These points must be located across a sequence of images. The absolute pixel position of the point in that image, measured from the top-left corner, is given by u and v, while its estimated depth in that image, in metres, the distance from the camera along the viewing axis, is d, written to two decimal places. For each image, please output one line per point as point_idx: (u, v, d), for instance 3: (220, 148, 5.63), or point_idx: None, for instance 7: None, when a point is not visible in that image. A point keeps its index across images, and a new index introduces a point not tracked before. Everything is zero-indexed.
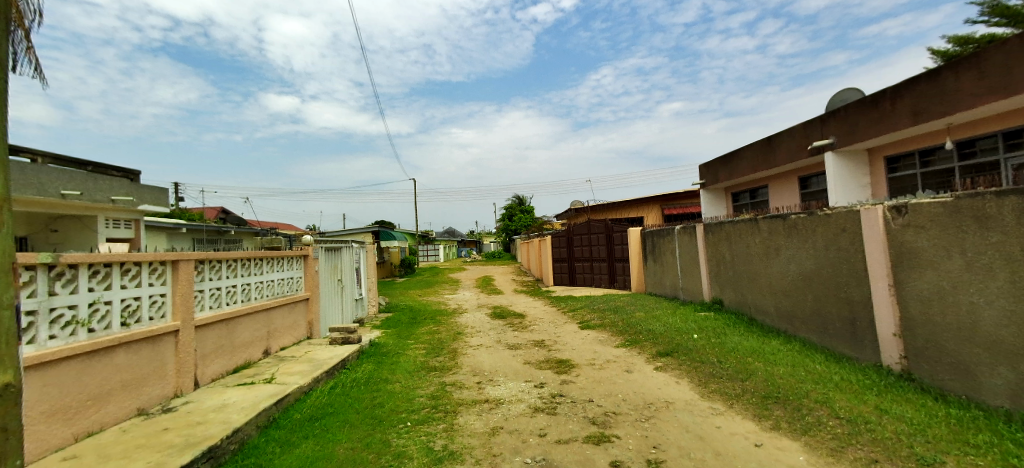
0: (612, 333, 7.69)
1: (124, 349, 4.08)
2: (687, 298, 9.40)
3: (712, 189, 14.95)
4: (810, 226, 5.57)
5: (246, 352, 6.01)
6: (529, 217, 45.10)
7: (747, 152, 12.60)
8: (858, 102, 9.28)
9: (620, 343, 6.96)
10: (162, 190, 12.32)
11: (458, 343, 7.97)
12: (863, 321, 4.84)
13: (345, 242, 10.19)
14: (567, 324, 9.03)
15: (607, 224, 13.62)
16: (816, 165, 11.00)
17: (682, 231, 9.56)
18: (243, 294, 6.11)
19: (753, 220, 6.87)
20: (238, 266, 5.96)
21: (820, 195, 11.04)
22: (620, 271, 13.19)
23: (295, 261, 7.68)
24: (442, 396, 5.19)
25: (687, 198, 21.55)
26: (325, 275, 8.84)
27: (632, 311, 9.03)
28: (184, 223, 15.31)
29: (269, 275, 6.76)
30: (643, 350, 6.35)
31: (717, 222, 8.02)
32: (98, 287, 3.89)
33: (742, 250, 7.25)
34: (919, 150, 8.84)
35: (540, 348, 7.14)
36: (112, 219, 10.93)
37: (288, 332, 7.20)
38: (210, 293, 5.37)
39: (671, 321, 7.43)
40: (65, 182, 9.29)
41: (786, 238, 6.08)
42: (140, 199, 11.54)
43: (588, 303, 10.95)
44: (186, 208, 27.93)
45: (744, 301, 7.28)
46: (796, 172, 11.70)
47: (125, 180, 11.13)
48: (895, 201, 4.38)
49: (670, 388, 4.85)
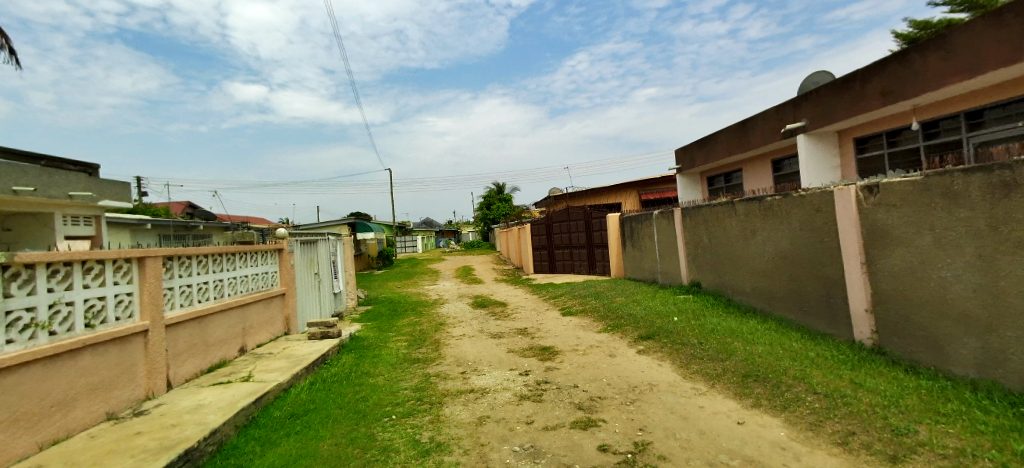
0: (594, 318, 7.73)
1: (90, 351, 3.88)
2: (666, 282, 9.50)
3: (688, 174, 15.03)
4: (786, 207, 5.61)
5: (221, 349, 5.82)
6: (507, 206, 44.97)
7: (721, 137, 12.75)
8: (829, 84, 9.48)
9: (602, 328, 7.01)
10: (124, 184, 11.67)
11: (441, 334, 7.90)
12: (837, 298, 4.96)
13: (321, 235, 9.93)
14: (549, 311, 9.04)
15: (586, 210, 13.67)
16: (789, 148, 11.22)
17: (660, 215, 9.64)
18: (216, 291, 5.91)
19: (729, 203, 6.88)
20: (209, 262, 5.75)
21: (792, 178, 11.27)
22: (600, 257, 13.29)
23: (269, 255, 7.45)
24: (426, 387, 5.13)
25: (665, 183, 21.78)
26: (301, 269, 8.61)
27: (612, 296, 9.10)
28: (149, 219, 14.70)
29: (242, 270, 6.54)
30: (625, 335, 6.41)
31: (695, 206, 8.04)
32: (58, 288, 3.69)
33: (719, 232, 7.28)
34: (887, 131, 9.10)
35: (523, 336, 7.14)
36: (70, 216, 10.35)
37: (263, 328, 6.99)
38: (180, 290, 5.17)
39: (651, 305, 7.53)
40: (19, 178, 8.68)
41: (762, 220, 6.11)
42: (101, 194, 10.95)
43: (569, 290, 10.97)
44: (151, 204, 26.99)
45: (722, 282, 7.33)
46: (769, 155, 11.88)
47: (83, 175, 10.46)
48: (868, 181, 4.46)
49: (654, 370, 4.91)
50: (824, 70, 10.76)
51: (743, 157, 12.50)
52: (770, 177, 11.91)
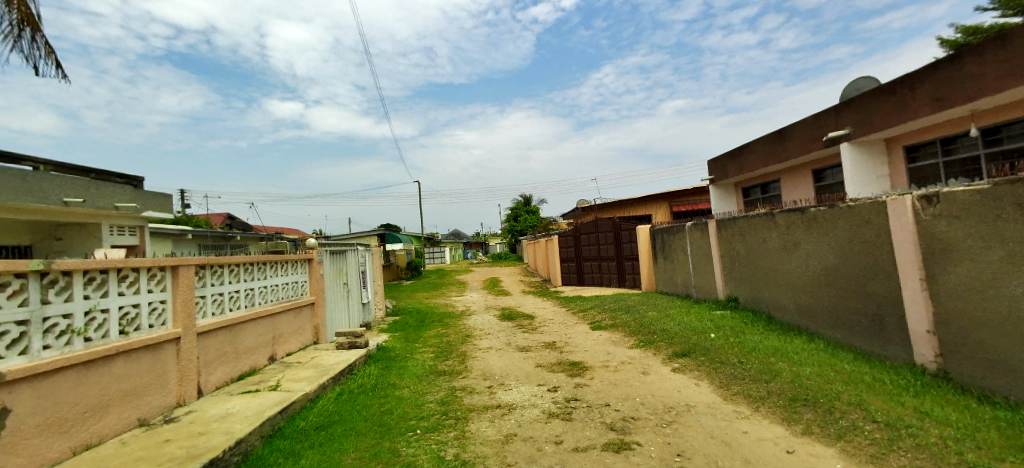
0: (625, 333, 7.47)
1: (123, 358, 3.93)
2: (700, 296, 9.14)
3: (721, 185, 14.53)
4: (832, 219, 5.26)
5: (251, 358, 5.87)
6: (534, 218, 44.88)
7: (757, 147, 12.32)
8: (874, 90, 9.00)
9: (633, 344, 6.75)
10: (167, 196, 12.16)
11: (467, 346, 7.79)
12: (891, 317, 4.56)
13: (350, 245, 10.04)
14: (578, 325, 8.82)
15: (616, 222, 13.41)
16: (830, 157, 10.69)
17: (693, 227, 9.32)
18: (246, 300, 5.98)
19: (768, 214, 6.55)
20: (240, 271, 5.84)
21: (835, 188, 10.75)
22: (630, 270, 12.97)
23: (299, 265, 7.54)
24: (452, 401, 5.01)
25: (696, 194, 21.23)
26: (330, 279, 8.69)
27: (644, 310, 8.80)
28: (189, 229, 15.26)
29: (273, 279, 6.63)
30: (658, 351, 6.14)
31: (730, 218, 7.72)
32: (94, 295, 3.76)
33: (757, 245, 6.91)
34: (942, 138, 8.54)
35: (551, 350, 6.95)
36: (116, 226, 10.82)
37: (293, 337, 7.04)
38: (212, 299, 5.24)
39: (686, 320, 7.22)
40: (67, 190, 9.18)
41: (805, 232, 5.75)
42: (144, 206, 11.44)
43: (598, 303, 10.70)
44: (192, 215, 28.13)
45: (760, 298, 6.95)
46: (808, 165, 11.36)
47: (129, 187, 10.96)
48: (925, 190, 4.11)
49: (690, 390, 4.65)
50: (867, 77, 10.28)
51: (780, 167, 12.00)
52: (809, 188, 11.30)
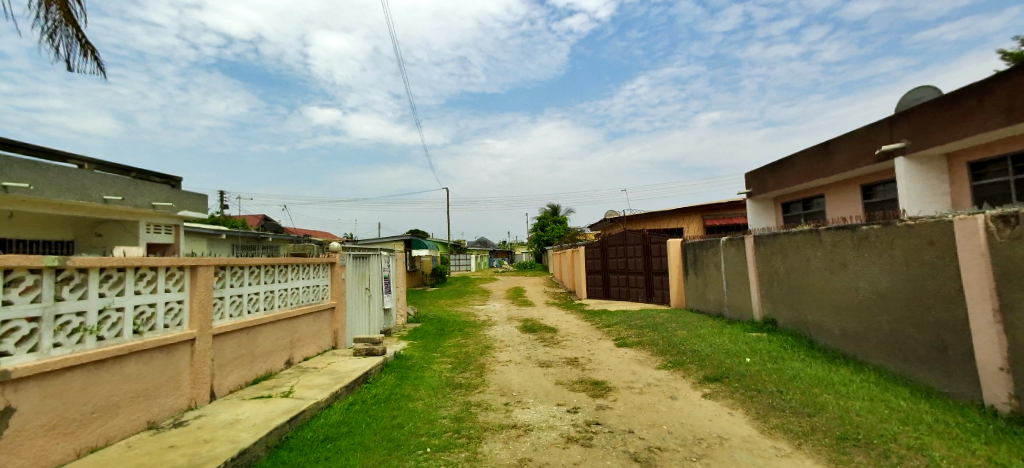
0: (652, 352, 7.08)
1: (135, 358, 3.88)
2: (734, 316, 8.64)
3: (759, 199, 13.66)
4: (888, 238, 4.78)
5: (268, 361, 5.80)
6: (561, 228, 44.50)
7: (799, 160, 11.61)
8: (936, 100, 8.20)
9: (661, 364, 6.37)
10: (202, 196, 12.47)
11: (486, 358, 7.56)
12: (954, 350, 4.04)
13: (374, 250, 10.01)
14: (602, 341, 8.46)
15: (645, 234, 12.98)
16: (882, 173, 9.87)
17: (728, 242, 8.85)
18: (266, 302, 5.94)
19: (813, 232, 6.07)
20: (261, 273, 5.81)
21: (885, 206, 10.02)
22: (658, 284, 12.49)
23: (321, 269, 7.51)
24: (465, 418, 4.78)
25: (731, 209, 20.47)
26: (352, 283, 8.64)
27: (672, 328, 8.38)
28: (223, 230, 15.65)
29: (294, 282, 6.59)
30: (687, 374, 5.75)
31: (769, 234, 7.25)
32: (110, 293, 3.73)
33: (800, 264, 6.42)
34: (1013, 155, 7.62)
35: (573, 366, 6.64)
36: (153, 224, 11.14)
37: (311, 342, 6.97)
38: (231, 300, 5.20)
39: (718, 341, 6.78)
40: (108, 188, 9.49)
41: (855, 251, 5.27)
42: (180, 205, 11.77)
43: (624, 318, 10.30)
44: (229, 216, 29.09)
45: (802, 321, 6.43)
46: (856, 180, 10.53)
47: (166, 187, 11.29)
48: (1001, 209, 3.61)
49: (722, 420, 4.27)
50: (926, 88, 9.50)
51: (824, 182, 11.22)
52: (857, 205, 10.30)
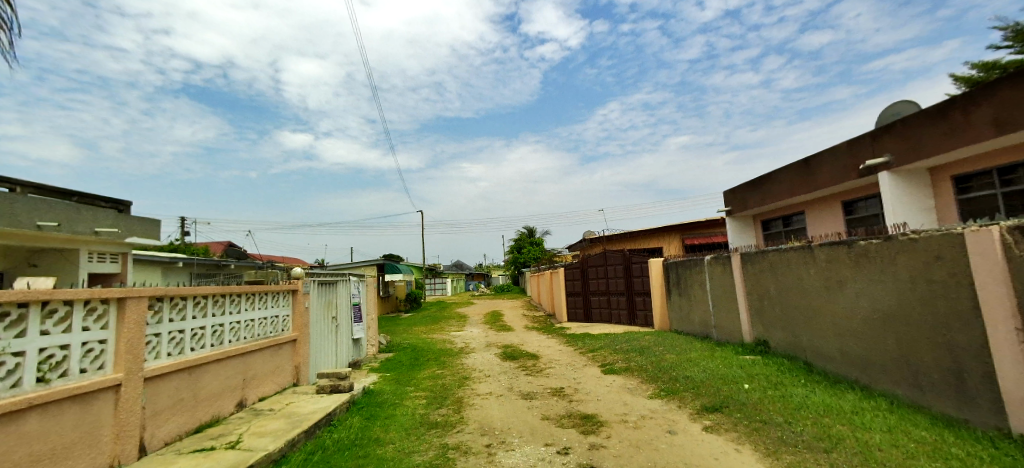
0: (642, 379, 6.65)
1: (38, 412, 3.20)
2: (722, 338, 8.31)
3: (738, 217, 13.32)
4: (889, 253, 4.53)
5: (215, 405, 5.09)
6: (538, 250, 44.17)
7: (780, 177, 11.05)
8: (920, 113, 7.91)
9: (653, 393, 5.93)
10: (154, 221, 11.55)
11: (464, 391, 6.97)
12: (974, 374, 3.74)
13: (342, 275, 9.35)
14: (588, 367, 7.99)
15: (626, 254, 12.71)
16: (866, 188, 9.31)
17: (713, 260, 8.59)
18: (214, 337, 5.26)
19: (806, 248, 5.83)
20: (208, 304, 5.15)
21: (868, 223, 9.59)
22: (641, 305, 12.16)
23: (281, 297, 6.84)
24: (442, 466, 4.19)
25: (709, 227, 20.52)
26: (317, 313, 7.95)
27: (660, 351, 7.98)
28: (180, 257, 14.63)
29: (248, 313, 5.92)
30: (683, 404, 5.32)
31: (758, 251, 7.00)
32: (6, 334, 3.07)
33: (793, 282, 6.15)
34: (999, 168, 7.39)
35: (559, 398, 6.14)
36: (96, 252, 10.17)
37: (268, 380, 6.26)
38: (169, 337, 4.53)
39: (711, 366, 6.40)
40: (44, 213, 8.58)
41: (854, 268, 5.00)
42: (129, 231, 10.84)
43: (609, 342, 9.86)
44: (190, 243, 27.65)
45: (797, 342, 6.12)
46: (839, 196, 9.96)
47: (113, 211, 10.39)
48: (1019, 220, 3.36)
49: (729, 458, 3.82)
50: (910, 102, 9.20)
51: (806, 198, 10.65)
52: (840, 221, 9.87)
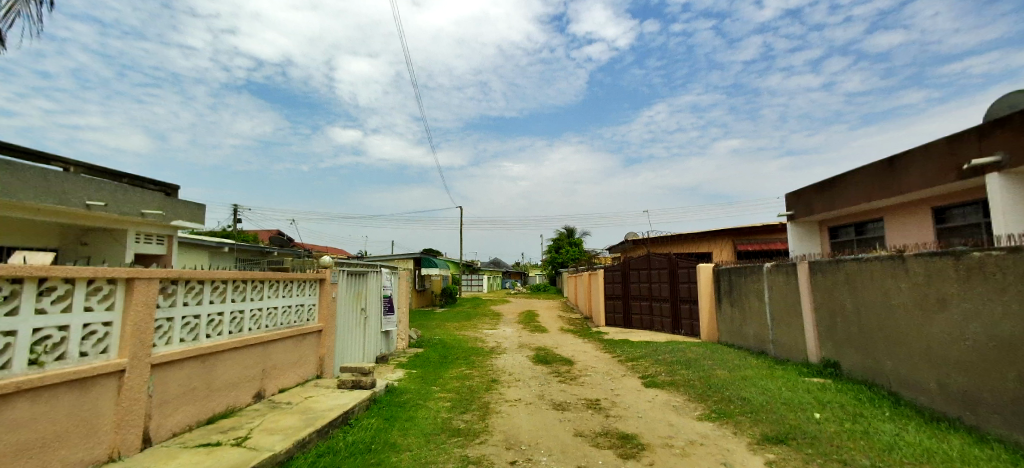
0: (689, 396, 5.96)
1: (28, 398, 2.97)
2: (782, 355, 7.43)
3: (801, 222, 12.16)
4: (1012, 269, 3.67)
5: (230, 395, 4.87)
6: (578, 251, 43.25)
7: (853, 179, 9.83)
8: None
9: (702, 414, 5.24)
10: (199, 206, 11.84)
11: (492, 395, 6.49)
12: None
13: (373, 266, 9.10)
14: (626, 378, 7.35)
15: (671, 257, 11.88)
16: (961, 193, 7.95)
17: (774, 268, 7.71)
18: (233, 324, 5.03)
19: (896, 259, 4.97)
20: (227, 289, 4.93)
21: (960, 233, 8.17)
22: (687, 313, 11.31)
23: (308, 286, 6.61)
24: None
25: (765, 232, 19.15)
26: (345, 303, 7.70)
27: (709, 366, 7.23)
28: (225, 243, 15.03)
29: (271, 301, 5.70)
30: (739, 430, 4.62)
31: (831, 260, 6.14)
32: None
33: (875, 297, 5.30)
34: None
35: (595, 411, 5.56)
36: (143, 234, 10.43)
37: (290, 371, 6.01)
38: (182, 322, 4.31)
39: (771, 387, 5.63)
40: (92, 193, 8.81)
41: (962, 285, 4.14)
42: (175, 214, 11.11)
43: (650, 351, 9.15)
44: (241, 230, 28.79)
45: (879, 368, 5.26)
46: (927, 201, 8.64)
47: (159, 194, 10.66)
48: None
49: None
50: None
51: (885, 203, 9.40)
52: (928, 230, 8.63)
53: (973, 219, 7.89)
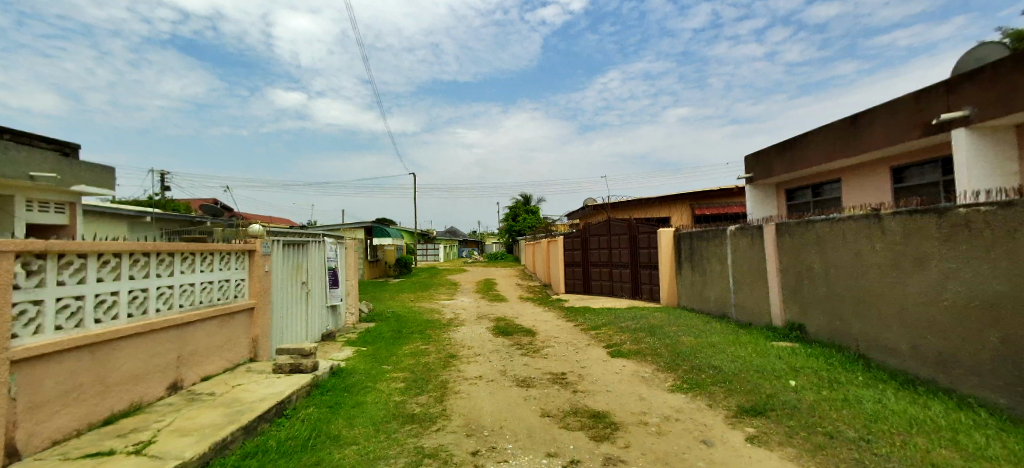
0: (657, 366, 5.70)
1: None
2: (745, 319, 7.36)
3: (759, 185, 12.22)
4: (1003, 225, 3.46)
5: (134, 389, 4.07)
6: (534, 218, 43.05)
7: (816, 139, 9.80)
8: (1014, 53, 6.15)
9: (674, 385, 4.97)
10: (106, 168, 10.31)
11: (450, 373, 5.98)
12: None
13: (314, 235, 8.22)
14: (590, 348, 7.06)
15: (632, 222, 11.66)
16: (921, 152, 8.04)
17: (738, 231, 7.55)
18: (133, 305, 4.17)
19: (871, 218, 4.77)
20: (122, 263, 4.04)
21: (917, 191, 8.24)
22: (647, 279, 11.21)
23: (233, 258, 5.74)
24: None
25: (721, 197, 19.44)
26: (281, 277, 6.87)
27: (673, 333, 7.04)
28: (146, 211, 13.45)
29: (184, 276, 4.83)
30: (714, 402, 4.36)
31: (800, 222, 5.96)
32: None
33: (846, 258, 5.14)
34: None
35: (561, 386, 5.19)
36: (36, 201, 8.96)
37: (213, 356, 5.22)
38: (56, 305, 3.44)
39: (740, 353, 5.44)
40: None
41: (944, 244, 3.96)
42: (76, 178, 9.61)
43: (612, 318, 8.94)
44: (169, 198, 26.35)
45: (846, 331, 5.17)
46: (886, 162, 8.71)
47: (54, 155, 9.14)
48: None
49: None
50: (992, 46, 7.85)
51: (845, 164, 9.46)
52: (885, 190, 8.73)
53: (930, 177, 7.95)
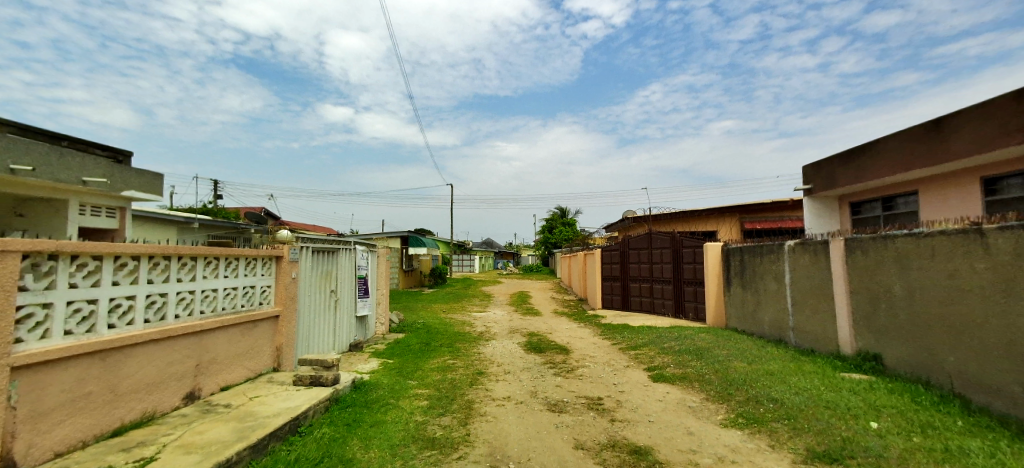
0: (706, 395, 5.10)
1: None
2: (805, 344, 6.61)
3: (819, 197, 11.30)
4: None
5: (148, 398, 3.91)
6: (571, 230, 42.37)
7: (888, 147, 8.92)
8: None
9: (726, 419, 4.37)
10: (155, 174, 10.67)
11: (477, 392, 5.59)
12: None
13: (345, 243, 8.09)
14: (630, 370, 6.50)
15: (675, 236, 10.99)
16: (1020, 160, 7.15)
17: (797, 246, 6.83)
18: (151, 310, 4.04)
19: (969, 234, 4.07)
20: (140, 267, 3.92)
21: (1013, 204, 7.36)
22: (691, 297, 10.48)
23: (259, 265, 5.61)
24: None
25: (773, 211, 18.31)
26: (309, 284, 6.72)
27: (723, 357, 6.38)
28: (194, 217, 13.93)
29: (207, 282, 4.70)
30: (777, 442, 3.75)
31: (875, 238, 5.24)
32: None
33: (935, 280, 4.43)
34: None
35: (596, 413, 4.69)
36: (88, 205, 9.31)
37: (234, 365, 5.05)
38: (66, 308, 3.30)
39: (804, 385, 4.77)
40: (18, 156, 7.65)
41: None
42: (126, 184, 9.97)
43: (653, 338, 8.31)
44: (220, 206, 27.56)
45: (937, 365, 4.43)
46: (976, 171, 7.82)
47: (106, 161, 9.51)
48: None
49: None
50: None
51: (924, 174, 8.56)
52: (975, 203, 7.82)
53: None
